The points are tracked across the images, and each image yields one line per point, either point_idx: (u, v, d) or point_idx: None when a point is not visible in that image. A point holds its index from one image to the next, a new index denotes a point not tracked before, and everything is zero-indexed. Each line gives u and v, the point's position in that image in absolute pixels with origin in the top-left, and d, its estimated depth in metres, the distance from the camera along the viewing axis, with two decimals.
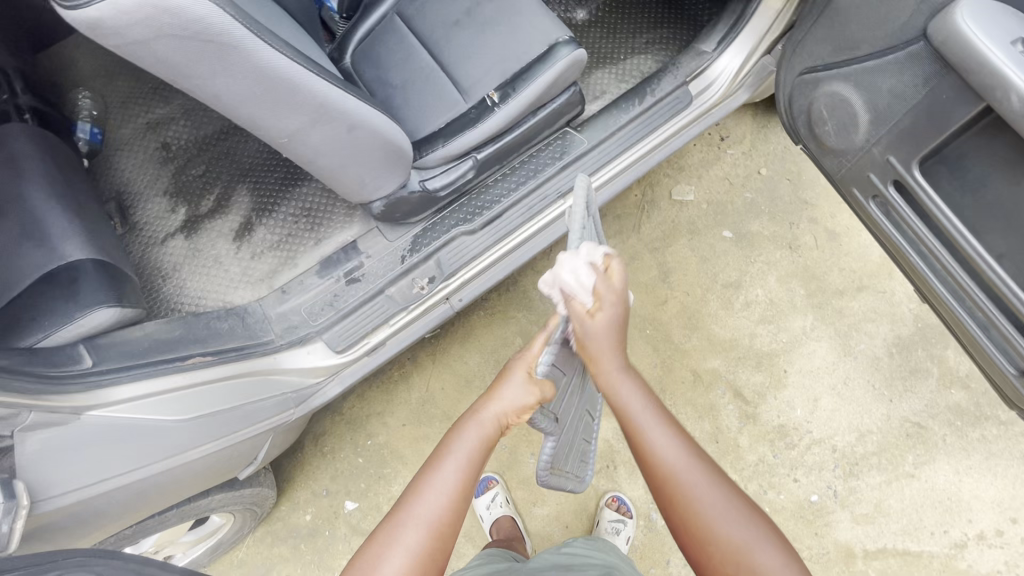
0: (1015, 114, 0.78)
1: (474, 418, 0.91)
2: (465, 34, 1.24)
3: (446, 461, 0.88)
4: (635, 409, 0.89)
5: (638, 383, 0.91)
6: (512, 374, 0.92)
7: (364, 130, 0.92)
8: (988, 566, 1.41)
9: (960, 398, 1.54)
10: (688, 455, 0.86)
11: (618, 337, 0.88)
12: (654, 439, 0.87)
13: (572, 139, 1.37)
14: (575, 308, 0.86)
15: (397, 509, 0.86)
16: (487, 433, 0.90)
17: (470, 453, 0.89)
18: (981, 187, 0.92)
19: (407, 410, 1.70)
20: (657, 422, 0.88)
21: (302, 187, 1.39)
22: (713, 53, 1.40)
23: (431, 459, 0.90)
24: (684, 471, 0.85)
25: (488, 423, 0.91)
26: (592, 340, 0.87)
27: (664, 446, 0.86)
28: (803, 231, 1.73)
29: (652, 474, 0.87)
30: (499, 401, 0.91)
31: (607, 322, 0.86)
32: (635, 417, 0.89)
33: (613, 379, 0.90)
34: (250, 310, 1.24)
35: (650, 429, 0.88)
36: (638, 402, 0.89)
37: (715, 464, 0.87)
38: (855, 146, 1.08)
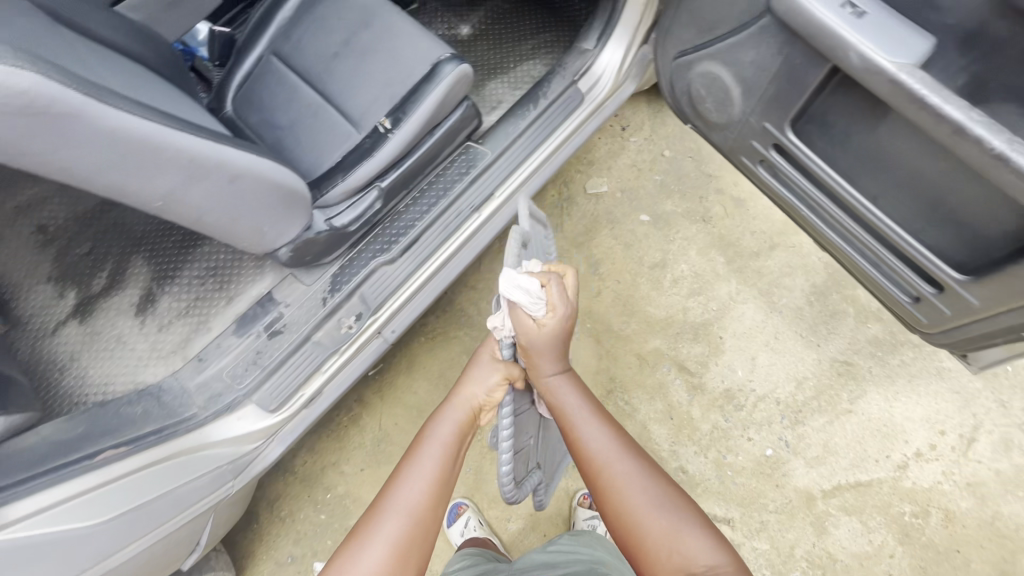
0: (858, 71, 0.83)
1: (448, 403, 0.96)
2: (346, 65, 1.22)
3: (424, 447, 0.91)
4: (573, 411, 0.94)
5: (575, 386, 0.96)
6: (479, 358, 0.99)
7: (247, 178, 0.88)
8: (930, 479, 1.52)
9: (877, 331, 1.66)
10: (617, 448, 0.89)
11: (563, 346, 0.95)
12: (586, 432, 0.91)
13: (475, 152, 1.37)
14: (526, 320, 0.91)
15: (379, 502, 0.86)
16: (462, 417, 0.94)
17: (449, 435, 0.93)
18: (848, 139, 0.99)
19: (363, 454, 1.63)
20: (590, 418, 0.92)
21: (204, 246, 1.31)
22: (594, 50, 1.44)
23: (409, 450, 0.93)
24: (614, 461, 0.87)
25: (463, 404, 0.95)
26: (537, 349, 0.93)
27: (597, 442, 0.89)
28: (712, 203, 1.81)
29: (586, 465, 0.89)
30: (473, 383, 0.96)
31: (555, 331, 0.91)
32: (572, 416, 0.93)
33: (553, 384, 0.95)
34: (166, 388, 1.18)
35: (583, 425, 0.92)
36: (574, 401, 0.94)
37: (648, 460, 0.88)
38: (735, 118, 1.15)
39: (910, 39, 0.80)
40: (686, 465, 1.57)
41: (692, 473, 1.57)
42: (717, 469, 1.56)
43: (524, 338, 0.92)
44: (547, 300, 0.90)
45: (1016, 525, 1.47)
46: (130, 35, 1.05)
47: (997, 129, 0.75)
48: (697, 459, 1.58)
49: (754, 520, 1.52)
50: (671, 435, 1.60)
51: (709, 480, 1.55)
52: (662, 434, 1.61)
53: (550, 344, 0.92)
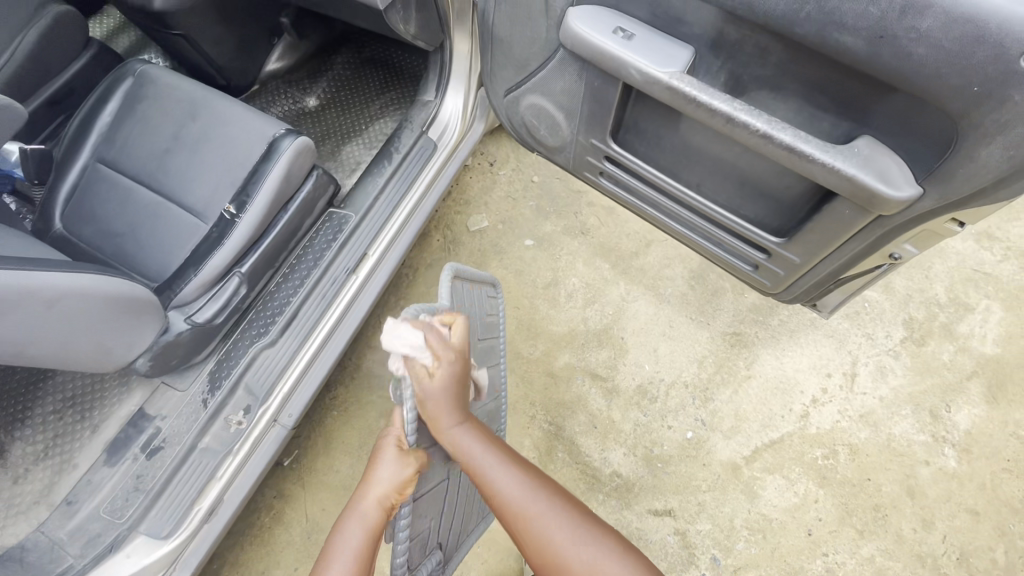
0: (641, 83, 0.94)
1: (353, 514, 0.91)
2: (180, 159, 1.19)
3: (335, 561, 0.88)
4: (477, 458, 0.93)
5: (474, 430, 0.95)
6: (383, 452, 0.92)
7: (70, 297, 0.84)
8: (830, 421, 1.66)
9: (754, 298, 1.81)
10: (529, 488, 0.93)
11: (457, 397, 0.93)
12: (496, 479, 0.92)
13: (340, 216, 1.37)
14: (416, 371, 0.90)
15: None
16: (371, 523, 0.89)
17: (357, 547, 0.89)
18: (661, 140, 1.11)
19: (293, 552, 1.52)
20: (495, 462, 0.93)
21: (55, 377, 1.20)
22: (436, 100, 1.52)
23: (322, 559, 0.90)
24: (530, 503, 0.91)
25: (369, 511, 0.90)
26: (430, 399, 0.91)
27: (508, 487, 0.92)
28: (587, 215, 1.92)
29: (502, 507, 0.93)
30: (373, 488, 0.89)
31: (447, 378, 0.91)
32: (478, 464, 0.92)
33: (451, 437, 0.93)
34: (32, 546, 1.06)
35: (492, 471, 0.92)
36: (474, 447, 0.93)
37: (559, 490, 0.94)
38: (567, 140, 1.24)
39: (675, 47, 0.92)
40: (618, 469, 1.61)
41: (626, 475, 1.61)
42: (647, 464, 1.61)
43: (417, 389, 0.91)
44: (432, 348, 0.90)
45: (908, 441, 1.63)
46: None
47: (756, 113, 0.86)
48: (628, 460, 1.62)
49: (692, 504, 1.57)
50: (599, 443, 1.64)
51: (643, 477, 1.60)
52: (590, 445, 1.64)
53: (443, 393, 0.92)
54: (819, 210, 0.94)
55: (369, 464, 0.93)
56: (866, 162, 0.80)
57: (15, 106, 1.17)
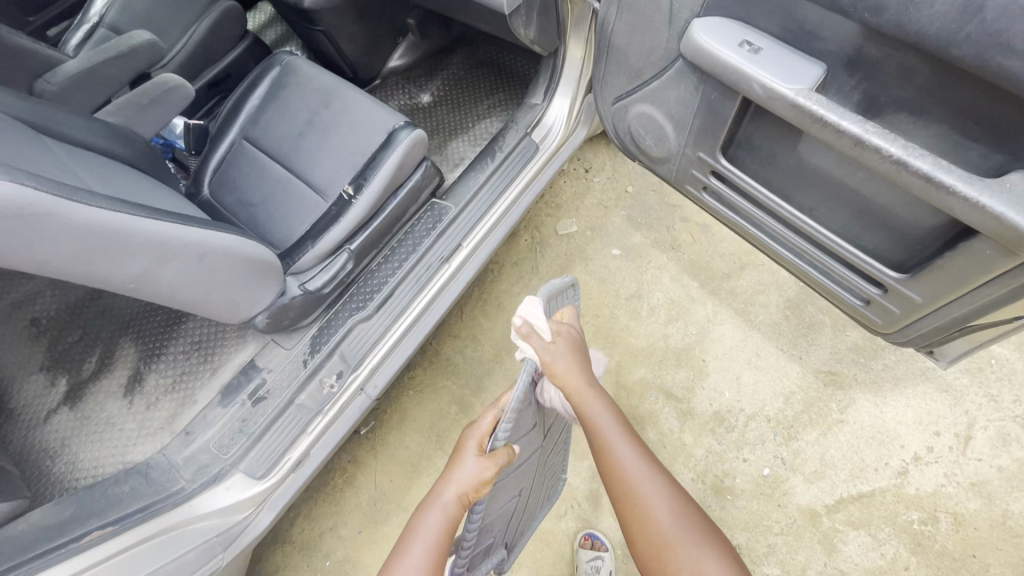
0: (762, 99, 0.91)
1: (435, 500, 0.95)
2: (310, 142, 1.32)
3: (414, 543, 0.93)
4: (604, 426, 0.98)
5: (608, 405, 1.00)
6: (466, 447, 0.98)
7: (215, 254, 0.97)
8: (933, 483, 1.50)
9: (856, 338, 1.68)
10: (648, 463, 0.96)
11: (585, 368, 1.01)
12: (617, 448, 0.97)
13: (441, 207, 1.45)
14: (539, 338, 1.00)
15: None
16: (450, 511, 0.94)
17: (437, 533, 0.94)
18: (774, 158, 1.06)
19: (360, 515, 1.62)
20: (620, 431, 0.98)
21: (188, 323, 1.38)
22: (543, 103, 1.56)
23: (400, 542, 0.96)
24: (642, 482, 0.94)
25: (449, 503, 0.94)
26: (561, 363, 0.98)
27: (629, 462, 0.96)
28: (679, 231, 1.87)
29: (615, 480, 0.97)
30: (454, 482, 0.93)
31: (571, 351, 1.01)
32: (604, 432, 0.98)
33: (585, 398, 0.98)
34: (154, 464, 1.21)
35: (614, 442, 0.97)
36: (607, 418, 0.98)
37: (669, 475, 0.97)
38: (673, 151, 1.22)
39: (806, 65, 0.88)
40: None
41: (692, 501, 1.55)
42: (716, 495, 1.55)
43: (544, 356, 0.98)
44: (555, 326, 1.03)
45: None
46: (113, 138, 1.14)
47: (890, 138, 0.81)
48: (695, 486, 1.56)
49: (761, 544, 1.49)
50: (667, 463, 1.59)
51: (710, 507, 1.53)
52: None
53: (572, 360, 1.00)
54: (954, 247, 0.86)
55: (450, 458, 0.99)
56: (1016, 201, 0.73)
57: (185, 86, 1.36)
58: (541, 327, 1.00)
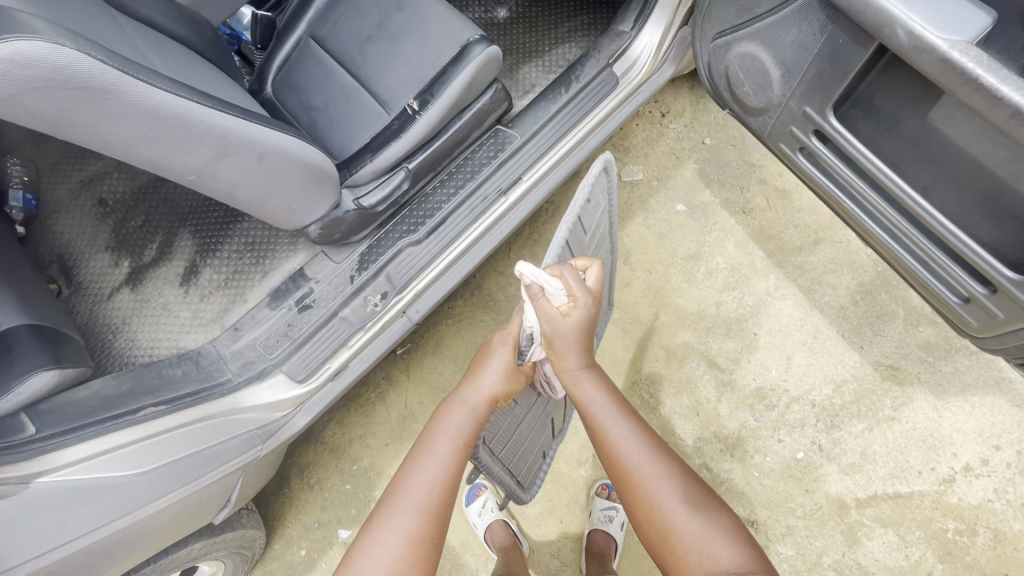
0: (904, 48, 0.77)
1: (458, 402, 0.94)
2: (379, 49, 1.25)
3: (440, 441, 0.90)
4: (598, 407, 0.93)
5: (600, 381, 0.95)
6: (496, 350, 0.99)
7: (275, 156, 0.94)
8: (978, 496, 1.42)
9: (929, 335, 1.54)
10: (649, 450, 0.89)
11: (587, 339, 0.94)
12: (613, 431, 0.91)
13: (504, 135, 1.36)
14: (550, 307, 0.90)
15: (387, 498, 0.87)
16: (471, 415, 0.93)
17: (459, 433, 0.91)
18: (895, 123, 0.93)
19: (388, 430, 1.68)
20: (617, 417, 0.92)
21: (243, 222, 1.39)
22: (631, 32, 1.41)
23: (421, 441, 0.92)
24: (642, 464, 0.88)
25: (479, 404, 0.94)
26: (560, 338, 0.92)
27: (620, 437, 0.90)
28: (753, 194, 1.72)
29: (612, 462, 0.90)
30: (482, 383, 0.95)
31: (579, 324, 0.91)
32: (596, 414, 0.93)
33: (575, 380, 0.95)
34: (204, 353, 1.26)
35: (609, 422, 0.92)
36: (597, 398, 0.93)
37: (677, 460, 0.89)
38: (774, 102, 1.08)
39: (974, 14, 0.76)
40: (709, 463, 1.53)
41: (715, 472, 1.53)
42: (743, 469, 1.52)
43: (547, 325, 0.91)
44: (568, 288, 0.90)
45: None
46: (181, 20, 1.10)
47: None
48: (722, 458, 1.53)
49: (780, 524, 1.47)
50: (698, 432, 1.56)
51: (734, 480, 1.51)
52: (688, 431, 1.56)
53: (575, 333, 0.91)
54: None
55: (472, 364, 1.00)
56: None
57: None
58: (550, 291, 0.89)
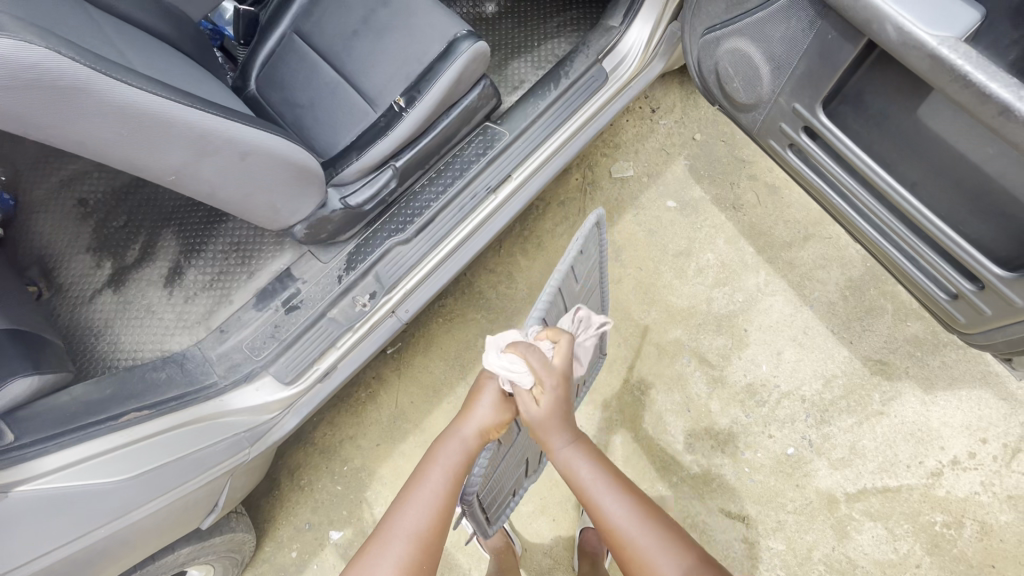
0: (893, 45, 0.77)
1: (453, 435, 0.93)
2: (364, 44, 1.23)
3: (431, 472, 0.90)
4: (588, 481, 0.90)
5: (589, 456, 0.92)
6: (485, 388, 0.96)
7: (257, 155, 0.91)
8: (966, 489, 1.43)
9: (917, 330, 1.55)
10: (643, 518, 0.86)
11: (564, 418, 0.91)
12: (603, 503, 0.88)
13: (493, 132, 1.35)
14: (521, 393, 0.89)
15: (381, 527, 0.87)
16: (463, 452, 0.92)
17: (451, 470, 0.90)
18: (884, 120, 0.92)
19: (379, 430, 1.67)
20: (608, 489, 0.89)
21: (228, 222, 1.37)
22: (620, 27, 1.40)
23: (415, 473, 0.92)
24: (635, 535, 0.85)
25: (472, 438, 0.93)
26: (536, 421, 0.90)
27: (616, 517, 0.87)
28: (743, 190, 1.72)
29: (609, 545, 0.87)
30: (475, 419, 0.94)
31: (552, 406, 0.89)
32: (590, 489, 0.90)
33: (564, 458, 0.92)
34: (189, 356, 1.24)
35: (600, 494, 0.89)
36: (586, 473, 0.91)
37: (677, 532, 0.86)
38: (764, 98, 1.07)
39: (962, 9, 0.75)
40: (700, 459, 1.54)
41: (707, 468, 1.53)
42: (734, 465, 1.52)
43: (528, 417, 0.90)
44: (534, 370, 0.86)
45: None
46: (160, 14, 1.07)
47: None
48: (714, 454, 1.54)
49: (771, 518, 1.48)
50: (689, 428, 1.56)
51: (726, 476, 1.51)
52: (679, 428, 1.57)
53: (550, 414, 0.89)
54: None
55: (467, 399, 0.99)
56: None
57: None
58: (517, 381, 0.86)
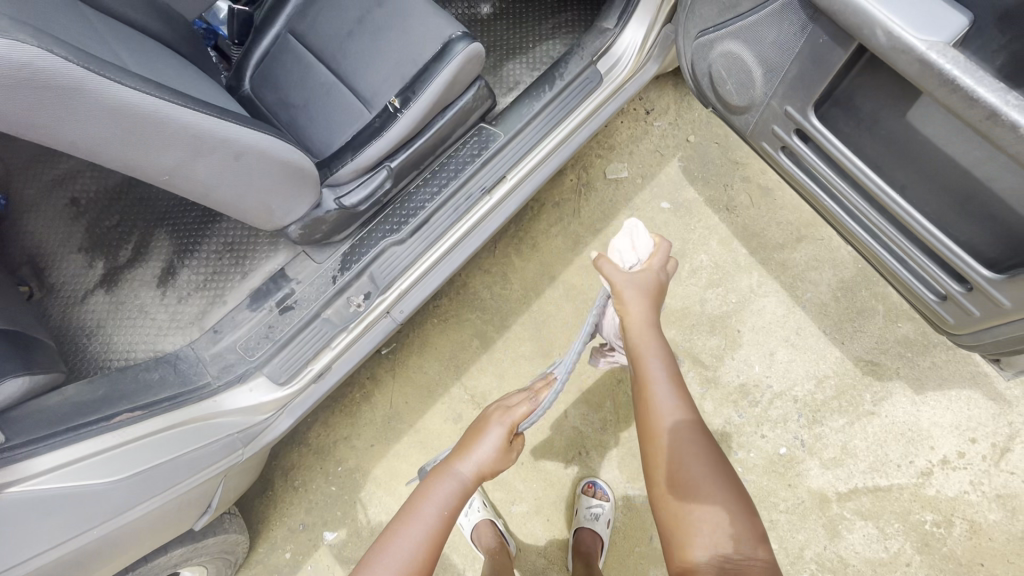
0: (883, 49, 0.78)
1: (447, 471, 0.94)
2: (359, 45, 1.23)
3: (424, 511, 0.90)
4: (654, 375, 0.95)
5: (661, 345, 0.97)
6: (492, 429, 0.96)
7: (253, 155, 0.91)
8: (955, 488, 1.45)
9: (907, 331, 1.57)
10: (689, 426, 0.91)
11: (653, 308, 1.00)
12: (659, 395, 0.93)
13: (488, 133, 1.35)
14: (612, 272, 1.01)
15: (366, 561, 0.86)
16: (456, 490, 0.92)
17: (444, 506, 0.91)
18: (875, 123, 0.94)
19: (373, 430, 1.67)
20: (668, 389, 0.94)
21: (222, 222, 1.36)
22: (615, 29, 1.40)
23: (406, 505, 0.93)
24: (677, 432, 0.90)
25: (465, 477, 0.93)
26: (630, 292, 0.99)
27: (667, 408, 0.92)
28: (737, 191, 1.73)
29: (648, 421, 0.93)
30: (474, 457, 0.94)
31: (644, 294, 0.99)
32: (650, 378, 0.95)
33: (642, 347, 0.96)
34: (182, 356, 1.23)
35: (657, 388, 0.94)
36: (657, 361, 0.95)
37: (715, 449, 0.89)
38: (756, 101, 1.08)
39: (950, 15, 0.76)
40: None
41: None
42: None
43: (619, 279, 1.00)
44: (646, 258, 1.04)
45: None
46: (152, 13, 1.06)
47: None
48: None
49: (763, 518, 1.49)
50: None
51: None
52: None
53: (644, 296, 0.99)
54: None
55: (467, 435, 0.99)
56: None
57: None
58: (628, 256, 1.05)
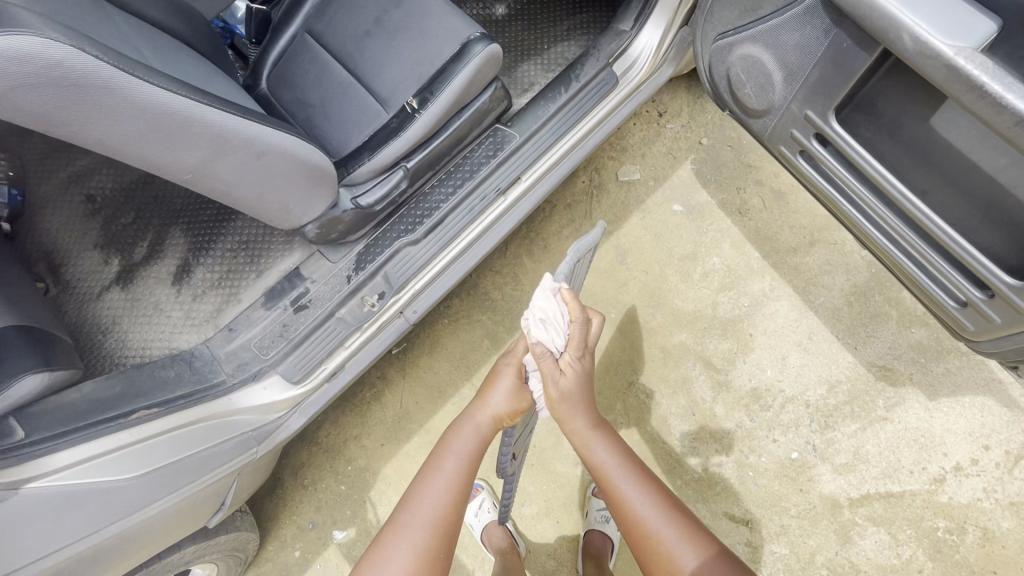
0: (910, 55, 0.78)
1: (468, 419, 0.97)
2: (376, 45, 1.23)
3: (447, 461, 0.92)
4: (610, 468, 0.95)
5: (606, 436, 0.98)
6: (501, 373, 1.01)
7: (274, 155, 0.92)
8: (968, 495, 1.44)
9: (920, 336, 1.56)
10: (659, 502, 0.90)
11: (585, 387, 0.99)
12: (624, 488, 0.92)
13: (503, 134, 1.35)
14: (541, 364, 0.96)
15: (393, 519, 0.86)
16: (482, 433, 0.96)
17: (468, 452, 0.93)
18: (898, 128, 0.93)
19: (383, 430, 1.67)
20: (627, 477, 0.93)
21: (237, 221, 1.37)
22: (631, 31, 1.40)
23: (431, 458, 0.93)
24: (654, 521, 0.88)
25: (483, 423, 0.97)
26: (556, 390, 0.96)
27: (634, 498, 0.91)
28: (750, 195, 1.73)
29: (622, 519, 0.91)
30: (490, 403, 0.98)
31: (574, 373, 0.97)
32: (608, 472, 0.95)
33: (587, 450, 0.98)
34: (197, 353, 1.24)
35: (619, 479, 0.93)
36: (609, 455, 0.96)
37: (692, 518, 0.88)
38: (775, 105, 1.08)
39: (978, 21, 0.76)
40: (704, 463, 1.54)
41: (711, 471, 1.54)
42: (738, 469, 1.53)
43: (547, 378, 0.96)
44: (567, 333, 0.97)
45: None
46: (173, 12, 1.07)
47: None
48: (718, 458, 1.54)
49: (774, 523, 1.48)
50: (693, 432, 1.57)
51: (729, 480, 1.52)
52: (683, 431, 1.57)
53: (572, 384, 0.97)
54: None
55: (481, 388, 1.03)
56: None
57: None
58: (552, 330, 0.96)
